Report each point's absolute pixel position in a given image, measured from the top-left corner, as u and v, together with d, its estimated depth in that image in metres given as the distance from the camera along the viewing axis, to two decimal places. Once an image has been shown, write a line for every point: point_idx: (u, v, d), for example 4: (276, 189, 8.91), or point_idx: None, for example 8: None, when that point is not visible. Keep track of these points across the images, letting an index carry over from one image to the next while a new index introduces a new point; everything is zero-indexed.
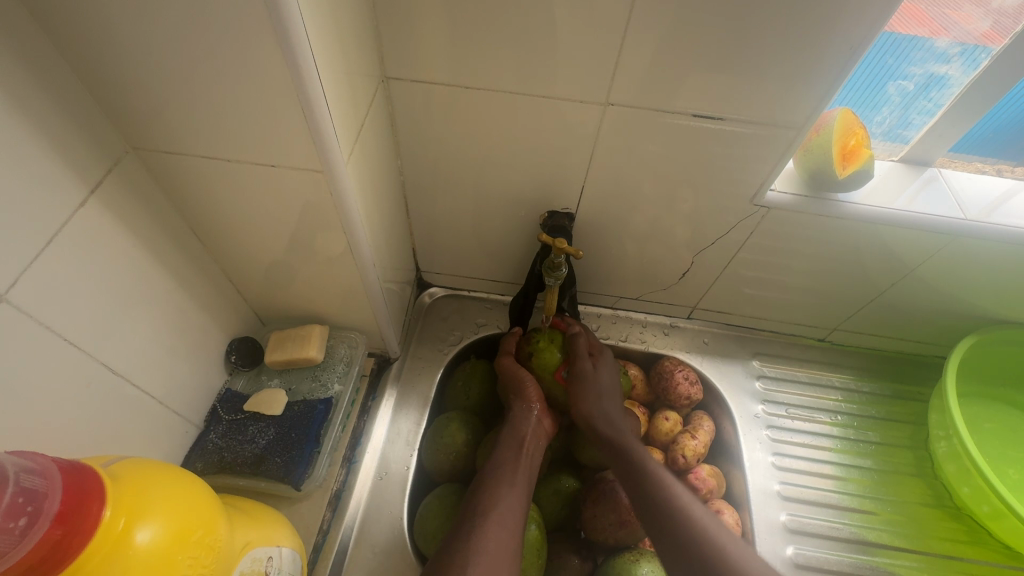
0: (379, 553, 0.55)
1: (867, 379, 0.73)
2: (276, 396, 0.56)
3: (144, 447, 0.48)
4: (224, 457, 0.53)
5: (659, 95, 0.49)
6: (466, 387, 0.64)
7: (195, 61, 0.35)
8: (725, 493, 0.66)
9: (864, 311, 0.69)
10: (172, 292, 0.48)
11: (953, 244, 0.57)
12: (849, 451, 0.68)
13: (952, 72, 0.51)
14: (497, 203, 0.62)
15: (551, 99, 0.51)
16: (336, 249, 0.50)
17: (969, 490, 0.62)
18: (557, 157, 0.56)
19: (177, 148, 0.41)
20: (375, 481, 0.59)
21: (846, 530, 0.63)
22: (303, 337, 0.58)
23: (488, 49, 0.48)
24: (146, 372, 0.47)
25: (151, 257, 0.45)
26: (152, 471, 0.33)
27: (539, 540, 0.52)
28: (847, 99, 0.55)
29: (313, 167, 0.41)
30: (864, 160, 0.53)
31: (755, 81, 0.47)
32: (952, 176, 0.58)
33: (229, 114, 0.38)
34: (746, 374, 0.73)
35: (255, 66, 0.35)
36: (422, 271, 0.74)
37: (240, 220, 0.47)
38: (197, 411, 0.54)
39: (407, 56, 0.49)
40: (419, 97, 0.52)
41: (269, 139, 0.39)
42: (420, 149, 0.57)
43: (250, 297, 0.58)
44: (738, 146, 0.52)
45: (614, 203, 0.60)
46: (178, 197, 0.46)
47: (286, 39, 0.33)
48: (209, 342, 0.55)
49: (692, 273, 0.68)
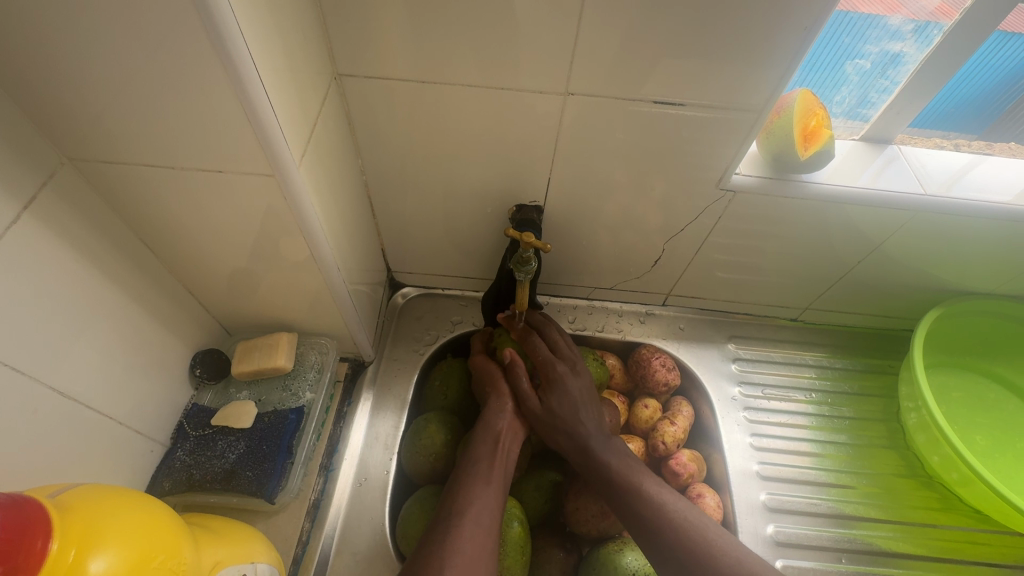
0: (361, 561, 0.55)
1: (840, 355, 0.75)
2: (245, 408, 0.54)
3: (105, 471, 0.46)
4: (193, 474, 0.51)
5: (619, 82, 0.48)
6: (444, 387, 0.63)
7: (124, 64, 0.33)
8: (706, 477, 0.67)
9: (833, 289, 0.70)
10: (125, 308, 0.46)
11: (916, 219, 0.58)
12: (825, 427, 0.69)
13: (906, 49, 0.52)
14: (464, 199, 0.61)
15: (509, 91, 0.50)
16: (298, 254, 0.48)
17: (939, 458, 0.63)
18: (521, 149, 0.55)
19: (117, 157, 0.39)
20: (354, 487, 0.58)
21: (824, 505, 0.64)
22: (271, 346, 0.57)
23: (440, 42, 0.46)
24: (101, 393, 0.45)
25: (98, 272, 0.43)
26: (106, 498, 0.32)
27: (522, 537, 0.52)
28: (807, 80, 0.56)
29: (263, 171, 0.40)
30: (825, 141, 0.54)
31: (712, 66, 0.47)
32: (912, 152, 0.59)
33: (168, 119, 0.36)
34: (722, 357, 0.74)
35: (189, 67, 0.33)
36: (393, 272, 0.73)
37: (193, 229, 0.46)
38: (162, 429, 0.52)
39: (359, 50, 0.47)
40: (374, 94, 0.51)
41: (213, 144, 0.38)
42: (381, 147, 0.56)
43: (212, 308, 0.56)
44: (700, 132, 0.52)
45: (582, 195, 0.60)
46: (124, 208, 0.43)
47: (219, 38, 0.32)
48: (170, 357, 0.53)
49: (664, 261, 0.68)
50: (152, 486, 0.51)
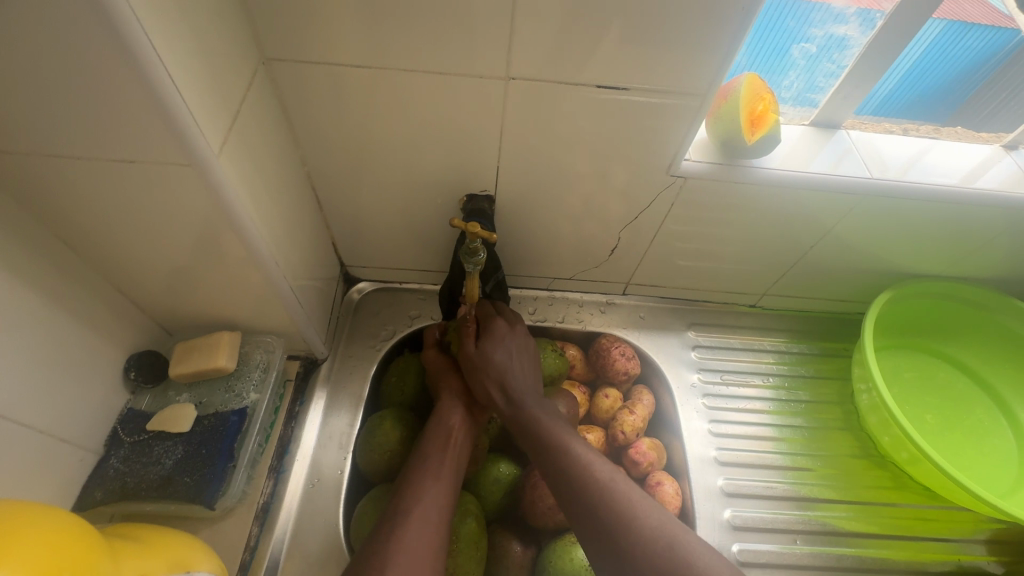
0: (314, 564, 0.53)
1: (797, 340, 0.76)
2: (184, 412, 0.52)
3: (28, 484, 0.44)
4: (127, 482, 0.49)
5: (562, 67, 0.47)
6: (400, 382, 0.62)
7: (10, 45, 0.30)
8: (667, 465, 0.67)
9: (789, 274, 0.70)
10: (43, 311, 0.44)
11: (864, 203, 0.58)
12: (782, 411, 0.70)
13: (850, 32, 0.52)
14: (414, 189, 0.59)
15: (450, 76, 0.48)
16: (232, 249, 0.46)
17: (890, 438, 0.65)
18: (468, 138, 0.54)
19: (17, 148, 0.36)
20: (306, 489, 0.57)
21: (780, 488, 0.65)
22: (212, 346, 0.54)
23: (373, 24, 0.44)
24: (20, 401, 0.42)
25: (9, 272, 0.41)
26: (5, 515, 0.30)
27: (476, 532, 0.51)
28: (754, 65, 0.55)
29: (181, 161, 0.37)
30: (771, 125, 0.53)
31: (655, 49, 0.46)
32: (861, 136, 0.59)
33: (67, 106, 0.34)
34: (682, 345, 0.74)
35: (83, 48, 0.30)
36: (347, 266, 0.71)
37: (114, 225, 0.43)
38: (94, 437, 0.50)
39: (289, 34, 0.45)
40: (309, 80, 0.49)
41: (122, 132, 0.35)
42: (322, 137, 0.54)
43: (147, 308, 0.53)
44: (648, 117, 0.51)
45: (534, 184, 0.59)
46: (34, 204, 0.41)
47: (111, 16, 0.29)
48: (101, 361, 0.50)
49: (621, 250, 0.67)
50: (80, 499, 0.48)
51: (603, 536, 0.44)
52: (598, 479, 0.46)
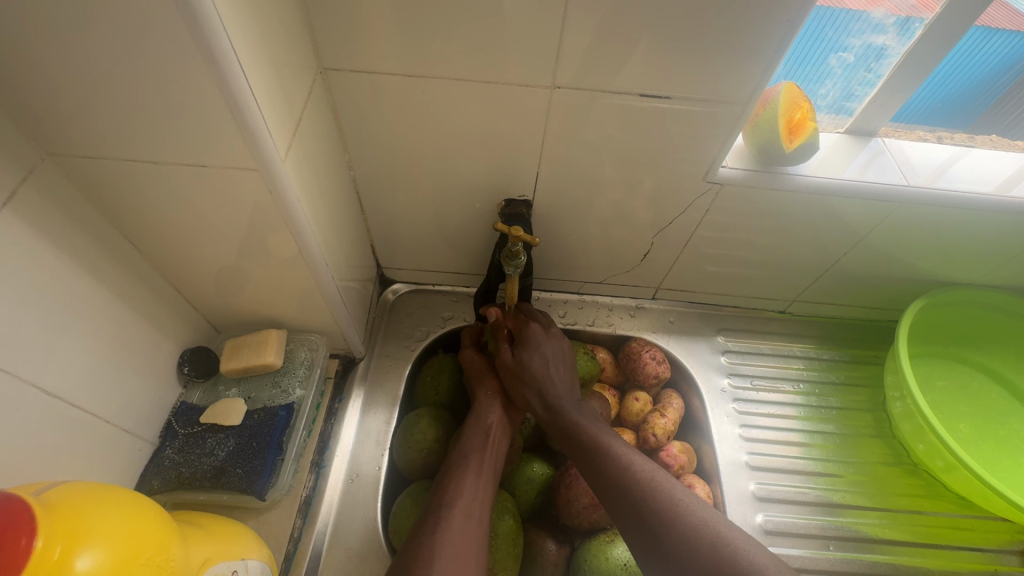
0: (354, 557, 0.55)
1: (827, 346, 0.76)
2: (235, 406, 0.54)
3: (93, 471, 0.46)
4: (182, 472, 0.51)
5: (606, 76, 0.48)
6: (435, 382, 0.63)
7: (104, 57, 0.32)
8: (696, 468, 0.67)
9: (821, 281, 0.70)
10: (110, 306, 0.46)
11: (900, 211, 0.58)
12: (812, 417, 0.70)
13: (889, 42, 0.52)
14: (453, 194, 0.61)
15: (496, 85, 0.50)
16: (286, 251, 0.48)
17: (924, 446, 0.64)
18: (509, 144, 0.55)
19: (98, 153, 0.39)
20: (345, 484, 0.58)
21: (811, 494, 0.65)
22: (260, 343, 0.57)
23: (426, 37, 0.46)
24: (88, 392, 0.45)
25: (82, 269, 0.43)
26: (95, 493, 0.32)
27: (514, 530, 0.52)
28: (792, 74, 0.56)
29: (248, 165, 0.39)
30: (809, 134, 0.54)
31: (698, 60, 0.47)
32: (896, 145, 0.60)
33: (149, 114, 0.36)
34: (712, 350, 0.74)
35: (171, 60, 0.33)
36: (383, 268, 0.73)
37: (178, 225, 0.45)
38: (150, 428, 0.52)
39: (344, 44, 0.47)
40: (360, 88, 0.51)
41: (196, 138, 0.37)
42: (368, 143, 0.56)
43: (200, 306, 0.55)
44: (687, 125, 0.52)
45: (571, 190, 0.60)
46: (107, 205, 0.43)
47: (200, 30, 0.31)
48: (158, 355, 0.52)
49: (653, 254, 0.68)
50: (140, 485, 0.51)
51: (653, 530, 0.44)
52: (644, 476, 0.48)
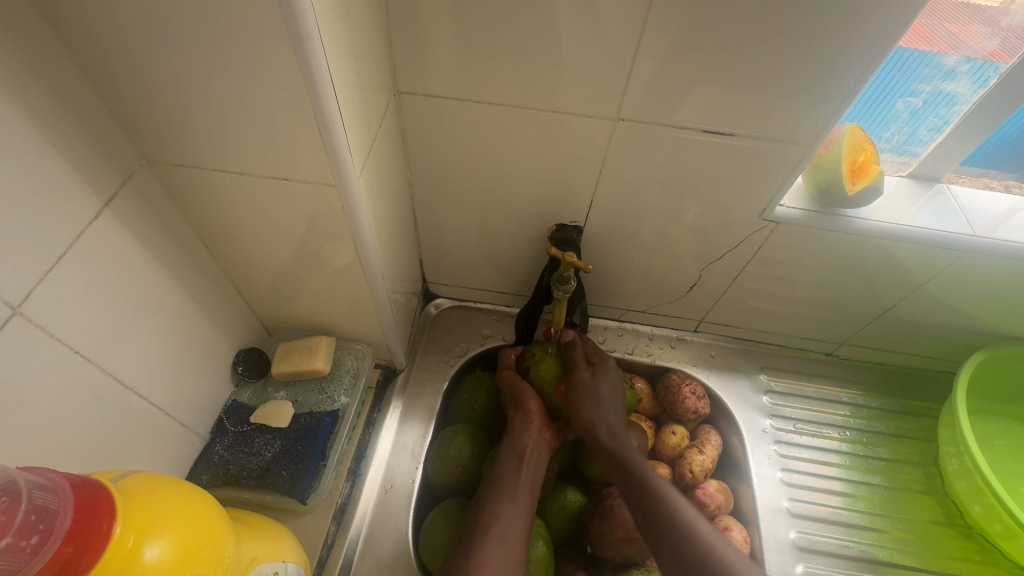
0: (384, 568, 0.55)
1: (876, 395, 0.73)
2: (283, 408, 0.56)
3: (149, 460, 0.48)
4: (230, 470, 0.53)
5: (669, 111, 0.49)
6: (471, 400, 0.63)
7: (212, 74, 0.35)
8: (733, 510, 0.66)
9: (874, 325, 0.68)
10: (182, 303, 0.48)
11: (963, 260, 0.57)
12: (858, 467, 0.67)
13: (959, 89, 0.52)
14: (505, 215, 0.62)
15: (560, 114, 0.51)
16: (346, 261, 0.50)
17: (981, 508, 0.61)
18: (566, 171, 0.56)
19: (189, 160, 0.41)
20: (380, 494, 0.59)
21: (855, 548, 0.62)
22: (311, 348, 0.58)
23: (497, 65, 0.48)
24: (154, 384, 0.47)
25: (161, 268, 0.45)
26: (161, 485, 0.33)
27: (546, 557, 0.52)
28: (856, 115, 0.56)
29: (326, 180, 0.42)
30: (873, 176, 0.54)
31: (765, 98, 0.47)
32: (960, 192, 0.58)
33: (241, 126, 0.38)
34: (754, 389, 0.72)
35: (272, 81, 0.35)
36: (428, 282, 0.74)
37: (250, 231, 0.47)
38: (203, 423, 0.54)
39: (418, 69, 0.49)
40: (428, 111, 0.53)
41: (282, 152, 0.40)
42: (428, 162, 0.58)
43: (257, 308, 0.58)
44: (746, 161, 0.52)
45: (621, 218, 0.60)
46: (189, 209, 0.46)
47: (301, 54, 0.33)
48: (216, 353, 0.54)
49: (699, 287, 0.68)
50: (189, 478, 0.53)
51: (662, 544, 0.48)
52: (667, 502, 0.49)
